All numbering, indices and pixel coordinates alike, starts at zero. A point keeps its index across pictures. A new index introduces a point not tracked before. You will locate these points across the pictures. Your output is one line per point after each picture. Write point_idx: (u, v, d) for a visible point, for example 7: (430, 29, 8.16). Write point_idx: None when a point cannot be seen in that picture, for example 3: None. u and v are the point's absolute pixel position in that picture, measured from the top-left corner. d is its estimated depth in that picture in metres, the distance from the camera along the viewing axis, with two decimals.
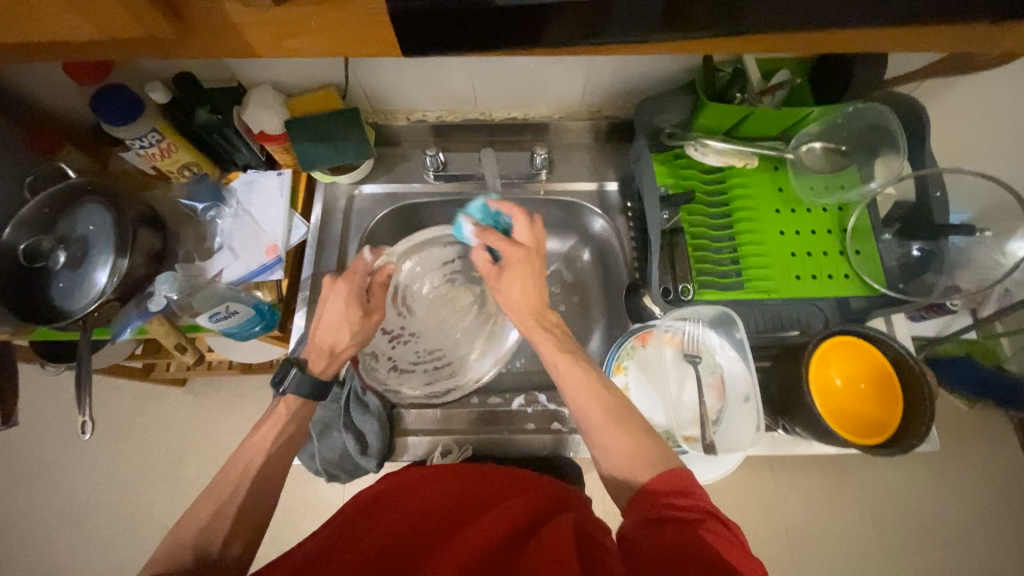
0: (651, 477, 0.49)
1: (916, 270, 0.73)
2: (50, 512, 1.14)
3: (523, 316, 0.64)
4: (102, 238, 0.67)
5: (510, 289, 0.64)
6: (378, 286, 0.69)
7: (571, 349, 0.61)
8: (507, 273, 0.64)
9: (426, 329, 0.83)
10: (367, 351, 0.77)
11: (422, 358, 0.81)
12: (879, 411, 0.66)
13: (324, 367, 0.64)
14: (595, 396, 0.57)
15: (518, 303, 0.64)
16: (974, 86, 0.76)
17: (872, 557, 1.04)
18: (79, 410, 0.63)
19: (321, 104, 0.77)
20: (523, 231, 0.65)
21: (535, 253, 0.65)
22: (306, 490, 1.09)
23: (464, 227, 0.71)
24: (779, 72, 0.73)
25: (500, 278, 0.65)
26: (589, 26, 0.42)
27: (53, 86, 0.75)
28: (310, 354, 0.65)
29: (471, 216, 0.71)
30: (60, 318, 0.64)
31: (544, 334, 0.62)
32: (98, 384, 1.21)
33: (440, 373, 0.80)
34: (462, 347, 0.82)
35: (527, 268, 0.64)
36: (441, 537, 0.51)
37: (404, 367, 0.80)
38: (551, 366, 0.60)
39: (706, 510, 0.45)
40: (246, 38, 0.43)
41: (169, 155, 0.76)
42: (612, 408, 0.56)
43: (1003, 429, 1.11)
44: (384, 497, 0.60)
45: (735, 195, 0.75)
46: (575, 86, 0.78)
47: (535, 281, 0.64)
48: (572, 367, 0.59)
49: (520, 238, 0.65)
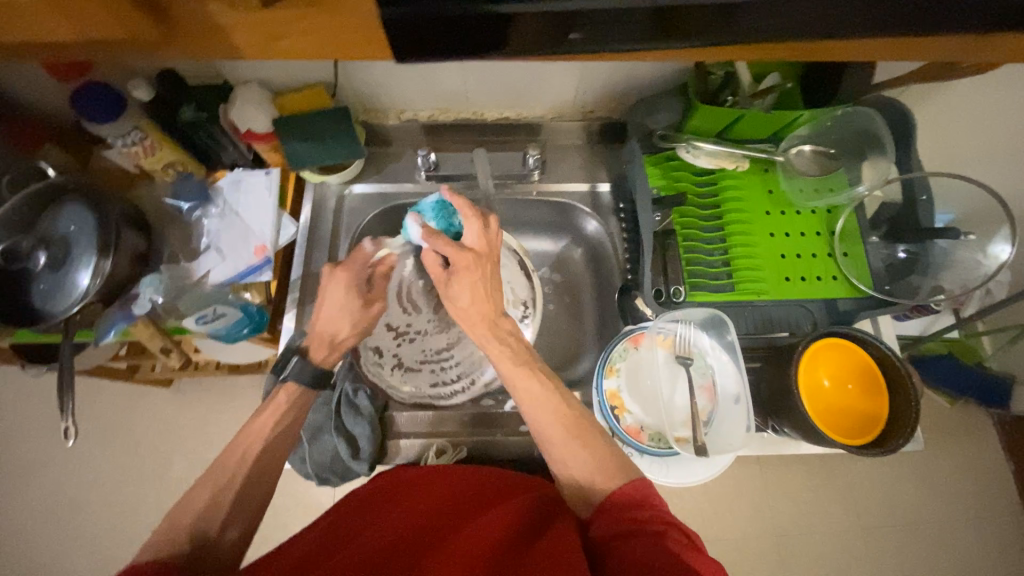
0: (618, 487, 0.50)
1: (901, 271, 0.75)
2: (32, 516, 1.11)
3: (477, 324, 0.62)
4: (84, 239, 0.65)
5: (459, 297, 0.62)
6: (379, 276, 0.70)
7: (527, 362, 0.60)
8: (455, 279, 0.62)
9: (433, 327, 0.81)
10: (368, 345, 0.77)
11: (428, 358, 0.79)
12: (867, 406, 0.68)
13: (324, 357, 0.64)
14: (556, 409, 0.57)
15: (468, 312, 0.62)
16: (962, 92, 0.77)
17: (855, 551, 1.06)
18: (62, 415, 0.62)
19: (310, 103, 0.75)
20: (472, 237, 0.63)
21: (486, 257, 0.62)
22: (295, 490, 1.08)
23: (414, 227, 0.69)
24: (770, 75, 0.74)
25: (449, 283, 0.63)
26: (559, 28, 0.41)
27: (32, 82, 0.73)
28: (312, 342, 0.65)
29: (424, 216, 0.69)
30: (41, 321, 0.63)
31: (499, 346, 0.60)
32: (81, 386, 1.19)
33: (445, 374, 0.78)
34: (469, 348, 0.80)
35: (477, 273, 0.61)
36: (431, 537, 0.51)
37: (409, 365, 0.78)
38: (509, 381, 0.59)
39: (667, 521, 0.47)
40: (232, 40, 0.42)
41: (154, 153, 0.74)
42: (568, 421, 0.56)
43: (984, 425, 1.14)
44: (372, 500, 0.60)
45: (727, 197, 0.75)
46: (569, 87, 0.78)
47: (480, 290, 0.61)
48: (530, 381, 0.58)
49: (469, 242, 0.63)
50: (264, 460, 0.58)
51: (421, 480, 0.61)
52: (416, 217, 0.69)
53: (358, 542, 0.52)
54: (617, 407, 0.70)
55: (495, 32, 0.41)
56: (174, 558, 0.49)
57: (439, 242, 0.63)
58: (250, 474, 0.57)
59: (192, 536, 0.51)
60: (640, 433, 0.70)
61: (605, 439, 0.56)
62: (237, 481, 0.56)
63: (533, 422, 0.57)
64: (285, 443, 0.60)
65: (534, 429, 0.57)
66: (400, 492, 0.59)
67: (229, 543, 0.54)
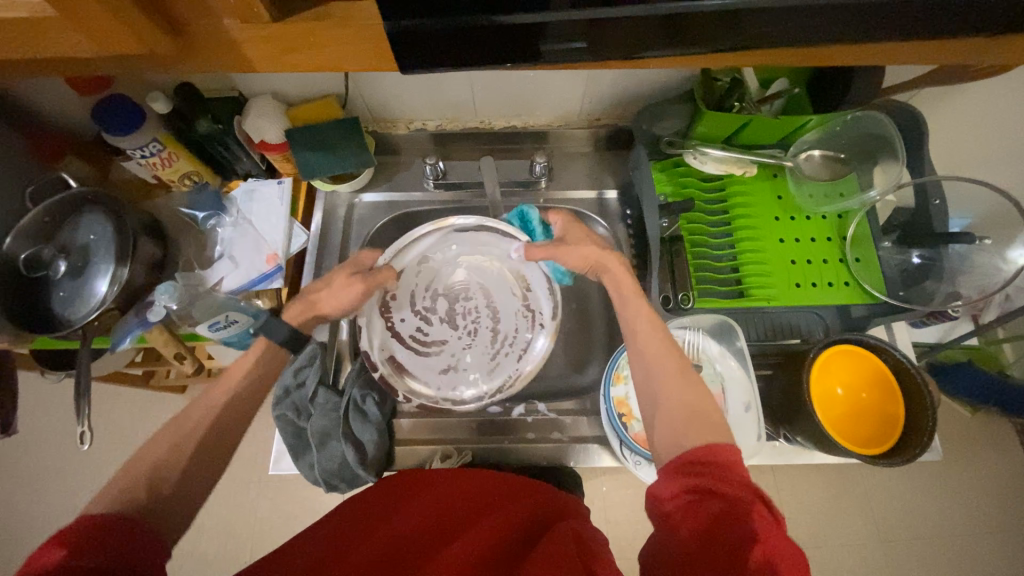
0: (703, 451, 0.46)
1: (917, 277, 0.73)
2: (48, 521, 1.13)
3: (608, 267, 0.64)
4: (103, 247, 0.67)
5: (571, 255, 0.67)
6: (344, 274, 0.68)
7: (660, 321, 0.59)
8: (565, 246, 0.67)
9: (460, 332, 0.78)
10: (444, 398, 0.73)
11: (495, 351, 0.76)
12: (884, 418, 0.66)
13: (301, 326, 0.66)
14: (677, 364, 0.55)
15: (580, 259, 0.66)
16: (971, 95, 0.76)
17: (874, 564, 1.03)
18: (78, 420, 0.63)
19: (321, 113, 0.77)
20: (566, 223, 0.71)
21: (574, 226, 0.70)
22: (306, 497, 1.09)
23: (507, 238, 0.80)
24: (777, 81, 0.73)
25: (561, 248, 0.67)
26: (563, 37, 0.42)
27: (55, 97, 0.75)
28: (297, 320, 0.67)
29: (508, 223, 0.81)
30: (60, 327, 0.64)
31: (636, 296, 0.61)
32: (97, 392, 1.21)
33: (515, 351, 0.76)
34: (511, 310, 0.78)
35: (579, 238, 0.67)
36: (432, 546, 0.52)
37: (486, 370, 0.75)
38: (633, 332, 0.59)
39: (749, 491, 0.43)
40: (245, 54, 0.43)
41: (171, 164, 0.77)
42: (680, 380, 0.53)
43: (1006, 434, 1.11)
44: (378, 497, 0.59)
45: (734, 202, 0.75)
46: (575, 95, 0.78)
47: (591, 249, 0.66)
48: (653, 333, 0.57)
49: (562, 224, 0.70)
50: None
51: (430, 475, 0.60)
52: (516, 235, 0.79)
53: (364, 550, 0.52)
54: (624, 415, 0.69)
55: (499, 40, 0.41)
56: None
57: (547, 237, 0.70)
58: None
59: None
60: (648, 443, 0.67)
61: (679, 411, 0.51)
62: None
63: (648, 350, 0.56)
64: None
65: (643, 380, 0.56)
66: (407, 490, 0.59)
67: None
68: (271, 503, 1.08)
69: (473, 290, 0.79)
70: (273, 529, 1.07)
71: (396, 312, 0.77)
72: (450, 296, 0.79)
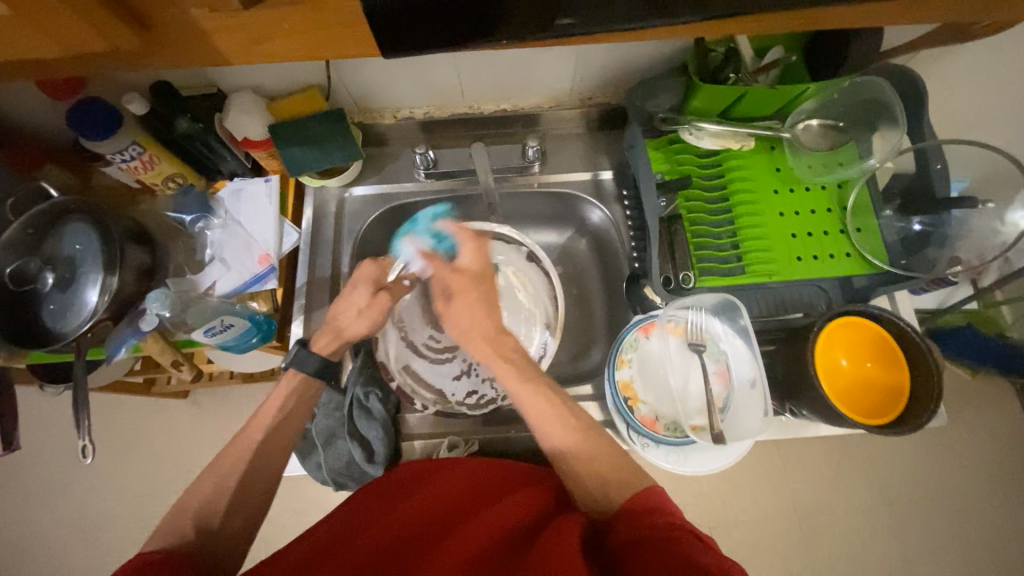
0: (631, 497, 0.49)
1: (916, 245, 0.72)
2: (60, 532, 1.14)
3: (480, 343, 0.63)
4: (89, 257, 0.65)
5: (459, 315, 0.64)
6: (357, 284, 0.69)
7: (536, 379, 0.60)
8: (456, 300, 0.64)
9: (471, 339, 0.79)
10: (459, 403, 0.75)
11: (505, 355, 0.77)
12: (888, 388, 0.66)
13: (325, 345, 0.67)
14: (563, 419, 0.57)
15: (468, 328, 0.64)
16: (972, 53, 0.74)
17: (879, 528, 1.05)
18: (79, 433, 0.62)
19: (304, 107, 0.75)
20: (468, 257, 0.65)
21: (483, 276, 0.65)
22: (315, 494, 1.09)
23: (406, 248, 0.75)
24: (773, 49, 0.71)
25: (448, 304, 0.65)
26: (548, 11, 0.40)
27: (26, 103, 0.73)
28: (322, 335, 0.68)
29: (416, 237, 0.75)
30: (53, 341, 0.63)
31: (506, 365, 0.61)
32: (99, 403, 1.21)
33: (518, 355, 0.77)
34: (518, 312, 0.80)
35: (476, 293, 0.64)
36: (437, 536, 0.51)
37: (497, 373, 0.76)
38: (519, 402, 0.59)
39: (680, 527, 0.45)
40: (218, 46, 0.41)
41: (153, 167, 0.74)
42: (576, 429, 0.56)
43: (1006, 395, 1.12)
44: (389, 485, 0.59)
45: (732, 177, 0.73)
46: (565, 74, 0.76)
47: (483, 306, 0.63)
48: (539, 401, 0.58)
49: (466, 263, 0.66)
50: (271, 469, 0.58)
51: (435, 469, 0.60)
52: (409, 239, 0.75)
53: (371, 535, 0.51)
54: (631, 398, 0.70)
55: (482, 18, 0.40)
56: (190, 560, 0.50)
57: (439, 267, 0.66)
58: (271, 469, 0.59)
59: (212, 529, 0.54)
60: (655, 423, 0.69)
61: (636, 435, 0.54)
62: (251, 475, 0.58)
63: (532, 421, 0.58)
64: None
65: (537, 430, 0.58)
66: (416, 481, 0.59)
67: (233, 535, 0.56)
68: (281, 503, 1.09)
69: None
70: (285, 528, 1.07)
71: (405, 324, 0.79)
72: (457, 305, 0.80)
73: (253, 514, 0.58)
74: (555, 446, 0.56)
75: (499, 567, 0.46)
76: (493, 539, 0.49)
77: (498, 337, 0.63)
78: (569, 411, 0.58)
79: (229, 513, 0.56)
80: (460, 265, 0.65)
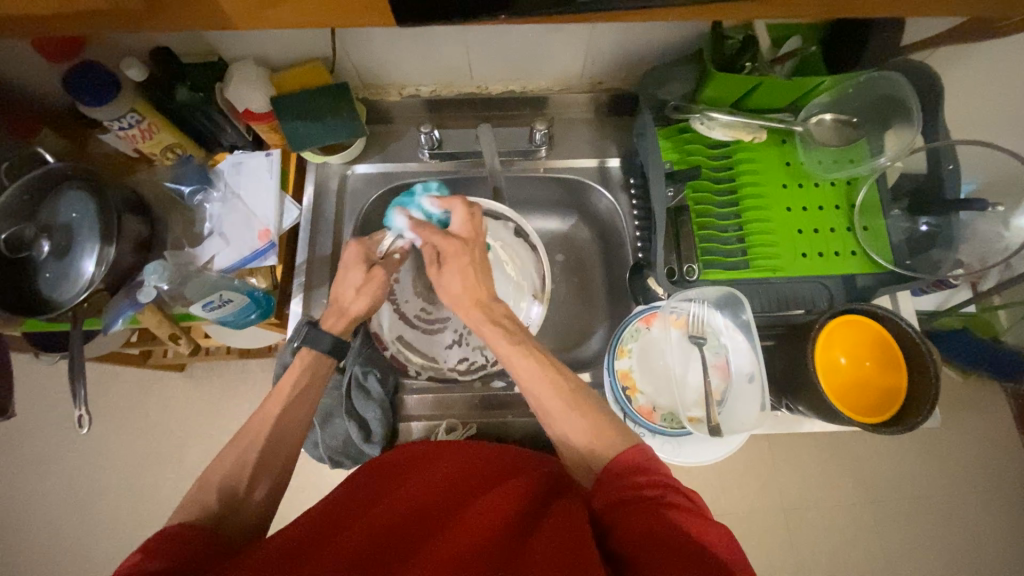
0: (618, 457, 0.49)
1: (922, 245, 0.72)
2: (57, 499, 1.15)
3: (470, 308, 0.63)
4: (86, 225, 0.64)
5: (449, 284, 0.64)
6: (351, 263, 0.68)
7: (525, 343, 0.60)
8: (447, 267, 0.64)
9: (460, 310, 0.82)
10: (451, 369, 0.78)
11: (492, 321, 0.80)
12: (886, 387, 0.66)
13: (335, 325, 0.67)
14: (555, 384, 0.57)
15: (459, 296, 0.63)
16: (993, 51, 0.72)
17: (863, 523, 1.07)
18: (75, 403, 0.62)
19: (307, 80, 0.73)
20: (458, 222, 0.66)
21: (473, 244, 0.65)
22: (311, 470, 1.10)
23: (396, 219, 0.72)
24: (790, 39, 0.69)
25: (439, 271, 0.64)
26: None
27: (21, 63, 0.70)
28: (327, 313, 0.67)
29: (406, 209, 0.72)
30: (48, 309, 0.62)
31: (493, 328, 0.61)
32: (95, 373, 1.20)
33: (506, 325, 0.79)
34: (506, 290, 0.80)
35: (466, 260, 0.64)
36: (439, 511, 0.50)
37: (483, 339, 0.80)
38: (506, 361, 0.60)
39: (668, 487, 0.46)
40: (223, 9, 0.40)
41: (151, 136, 0.73)
42: (565, 394, 0.57)
43: (996, 398, 1.13)
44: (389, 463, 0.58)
45: (742, 170, 0.72)
46: (576, 57, 0.74)
47: (470, 273, 0.63)
48: (526, 360, 0.59)
49: (457, 229, 0.66)
50: (267, 445, 0.59)
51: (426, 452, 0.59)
52: (400, 211, 0.72)
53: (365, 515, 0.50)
54: (629, 388, 0.70)
55: None
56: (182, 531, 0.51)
57: (430, 234, 0.65)
58: (269, 445, 0.59)
59: (209, 501, 0.54)
60: (652, 413, 0.69)
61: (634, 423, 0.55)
62: (248, 450, 0.58)
63: (517, 374, 0.59)
64: (296, 423, 0.61)
65: (537, 407, 0.58)
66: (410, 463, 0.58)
67: None
68: None
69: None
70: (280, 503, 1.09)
71: (398, 295, 0.80)
72: None
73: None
74: (544, 410, 0.57)
75: (504, 543, 0.45)
76: (495, 517, 0.48)
77: (489, 300, 0.63)
78: (558, 370, 0.58)
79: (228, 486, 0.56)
80: (454, 231, 0.65)
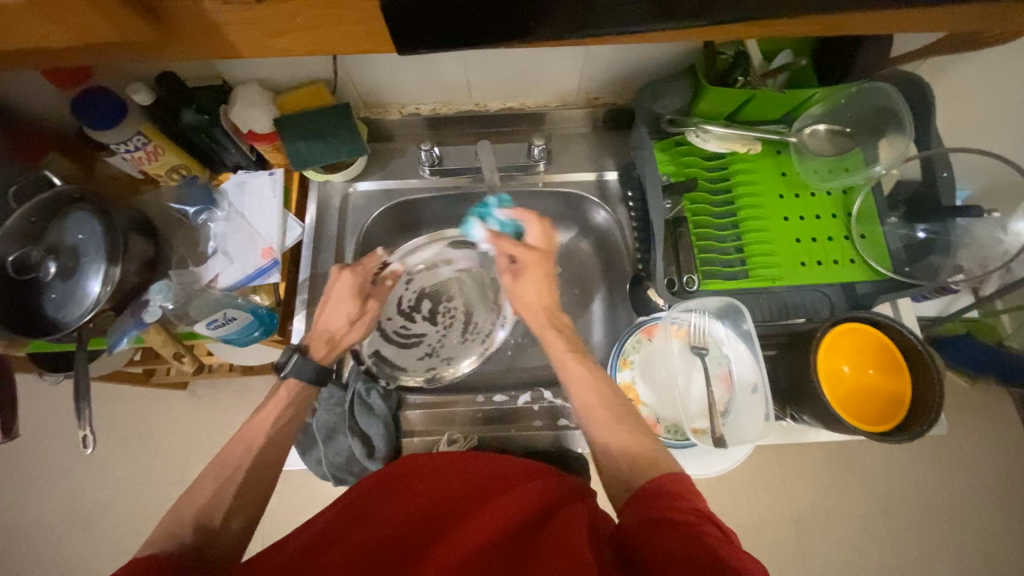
0: (652, 482, 0.48)
1: (920, 252, 0.72)
2: (56, 520, 1.14)
3: (536, 315, 0.66)
4: (92, 246, 0.65)
5: (523, 292, 0.67)
6: (348, 287, 0.68)
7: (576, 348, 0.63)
8: (521, 275, 0.67)
9: (439, 325, 0.81)
10: (420, 378, 0.77)
11: (468, 333, 0.81)
12: (891, 394, 0.66)
13: (323, 354, 0.66)
14: (593, 390, 0.60)
15: (531, 303, 0.67)
16: (981, 61, 0.73)
17: (875, 534, 1.05)
18: (79, 423, 0.62)
19: (311, 100, 0.74)
20: (536, 235, 0.68)
21: (550, 254, 0.68)
22: (313, 489, 1.09)
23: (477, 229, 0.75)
24: (782, 52, 0.71)
25: (516, 279, 0.68)
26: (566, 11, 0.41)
27: (32, 91, 0.73)
28: (311, 340, 0.67)
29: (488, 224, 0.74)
30: (54, 331, 0.63)
31: (554, 333, 0.64)
32: (98, 393, 1.21)
33: (479, 337, 0.80)
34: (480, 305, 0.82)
35: (542, 267, 0.67)
36: (443, 526, 0.50)
37: (456, 350, 0.80)
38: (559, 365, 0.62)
39: (699, 513, 0.44)
40: (228, 37, 0.41)
41: (157, 157, 0.74)
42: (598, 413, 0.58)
43: (1003, 403, 1.13)
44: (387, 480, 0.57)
45: (738, 181, 0.73)
46: (572, 74, 0.76)
47: (546, 284, 0.67)
48: (579, 366, 0.61)
49: (532, 241, 0.68)
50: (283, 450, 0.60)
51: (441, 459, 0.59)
52: (479, 222, 0.75)
53: (385, 518, 0.52)
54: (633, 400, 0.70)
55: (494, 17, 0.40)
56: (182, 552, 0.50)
57: (507, 244, 0.68)
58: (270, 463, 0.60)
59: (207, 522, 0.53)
60: (656, 425, 0.69)
61: (637, 435, 0.55)
62: (250, 472, 0.58)
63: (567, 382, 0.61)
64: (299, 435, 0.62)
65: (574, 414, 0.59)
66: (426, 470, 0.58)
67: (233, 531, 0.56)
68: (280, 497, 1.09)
69: (452, 290, 0.82)
70: (281, 521, 1.08)
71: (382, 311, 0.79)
72: (431, 292, 0.82)
73: (251, 505, 0.58)
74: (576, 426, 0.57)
75: (506, 556, 0.45)
76: (498, 532, 0.48)
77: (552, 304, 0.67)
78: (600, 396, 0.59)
79: (231, 510, 0.56)
80: (529, 245, 0.68)
